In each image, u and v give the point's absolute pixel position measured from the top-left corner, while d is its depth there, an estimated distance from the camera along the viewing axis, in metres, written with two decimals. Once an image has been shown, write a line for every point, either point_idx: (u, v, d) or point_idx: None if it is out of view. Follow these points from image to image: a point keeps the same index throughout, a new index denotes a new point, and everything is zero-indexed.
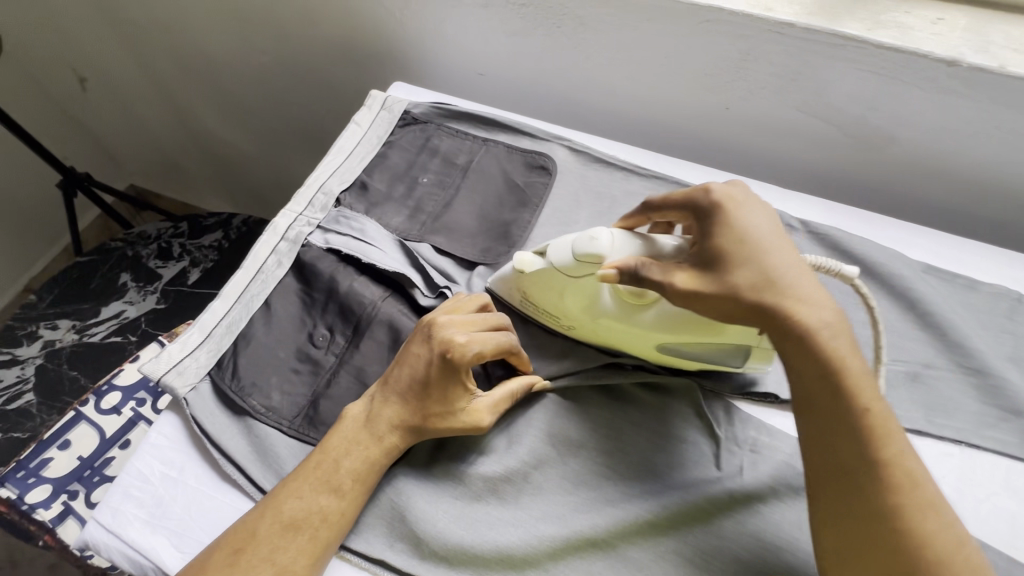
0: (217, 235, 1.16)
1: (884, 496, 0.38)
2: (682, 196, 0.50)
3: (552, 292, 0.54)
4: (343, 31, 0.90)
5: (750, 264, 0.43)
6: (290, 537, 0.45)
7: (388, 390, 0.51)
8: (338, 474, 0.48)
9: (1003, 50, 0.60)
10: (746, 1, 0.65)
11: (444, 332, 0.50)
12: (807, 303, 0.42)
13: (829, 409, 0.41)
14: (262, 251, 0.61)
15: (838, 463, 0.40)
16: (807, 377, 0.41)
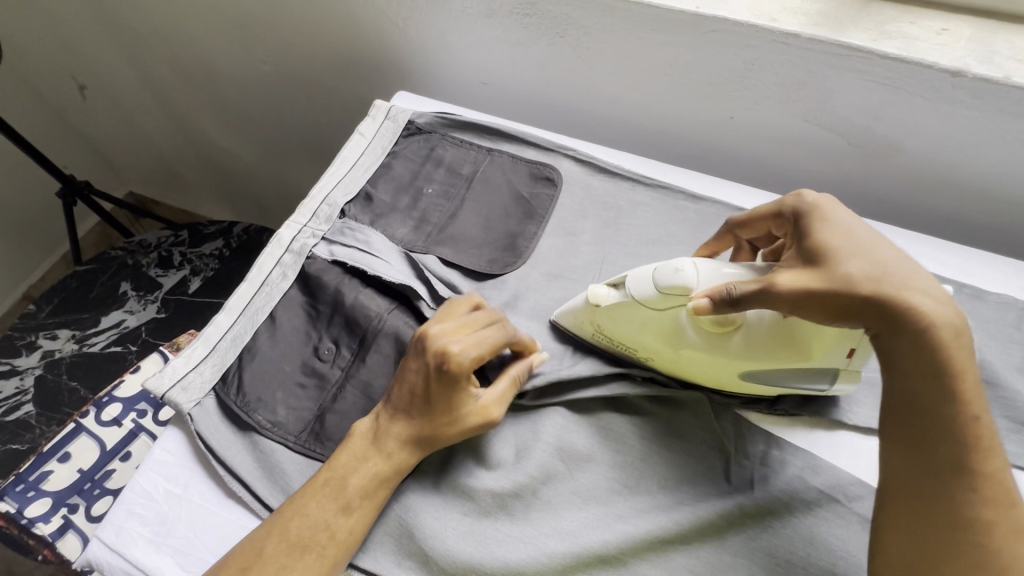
0: (218, 243, 1.15)
1: (970, 503, 0.39)
2: (775, 206, 0.51)
3: (629, 325, 0.53)
4: (346, 39, 0.90)
5: (862, 257, 0.42)
6: (297, 556, 0.45)
7: (391, 404, 0.50)
8: (346, 492, 0.47)
9: (1007, 60, 0.60)
10: (751, 11, 0.65)
11: (439, 342, 0.49)
12: (930, 300, 0.41)
13: (930, 414, 0.40)
14: (267, 262, 0.60)
15: (934, 468, 0.40)
16: (909, 382, 0.41)
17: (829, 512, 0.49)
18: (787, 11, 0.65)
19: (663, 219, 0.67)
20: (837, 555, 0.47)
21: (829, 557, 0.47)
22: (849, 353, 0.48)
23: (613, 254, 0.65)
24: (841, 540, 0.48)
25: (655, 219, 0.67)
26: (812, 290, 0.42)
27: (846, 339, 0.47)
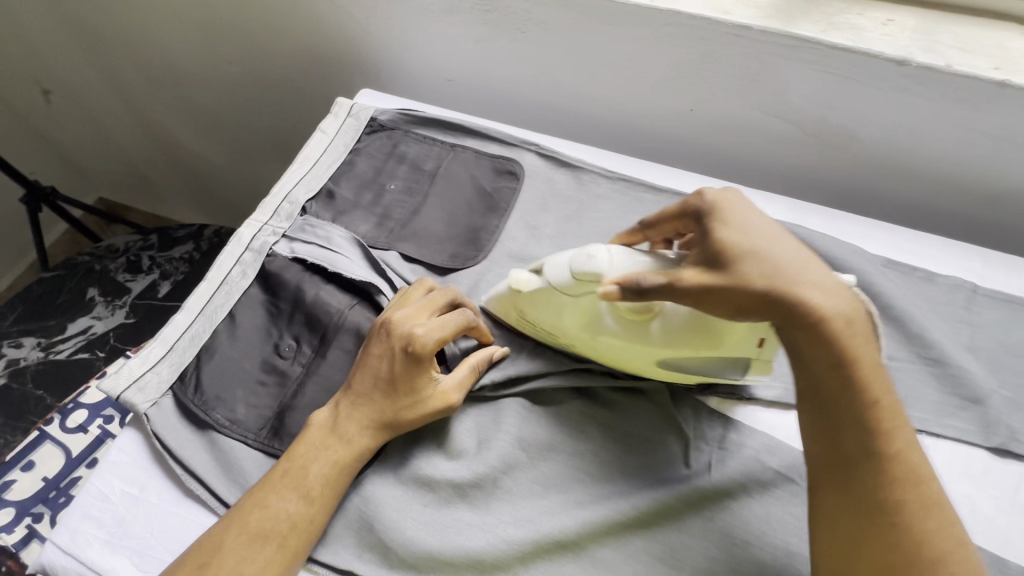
0: (189, 246, 1.15)
1: (878, 486, 0.40)
2: (676, 205, 0.50)
3: (553, 312, 0.52)
4: (311, 38, 0.90)
5: (758, 256, 0.43)
6: (258, 547, 0.45)
7: (353, 391, 0.50)
8: (309, 480, 0.47)
9: (949, 49, 0.62)
10: (705, 4, 0.66)
11: (403, 327, 0.50)
12: (823, 297, 0.42)
13: (836, 404, 0.42)
14: (226, 261, 0.60)
15: (849, 452, 0.41)
16: (819, 374, 0.42)
17: (784, 491, 0.50)
18: (740, 4, 0.66)
19: (625, 210, 0.68)
20: (791, 532, 0.49)
21: (782, 535, 0.48)
22: (759, 342, 0.48)
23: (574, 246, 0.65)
24: (795, 518, 0.49)
25: (617, 211, 0.68)
26: (710, 286, 0.43)
27: (753, 328, 0.47)
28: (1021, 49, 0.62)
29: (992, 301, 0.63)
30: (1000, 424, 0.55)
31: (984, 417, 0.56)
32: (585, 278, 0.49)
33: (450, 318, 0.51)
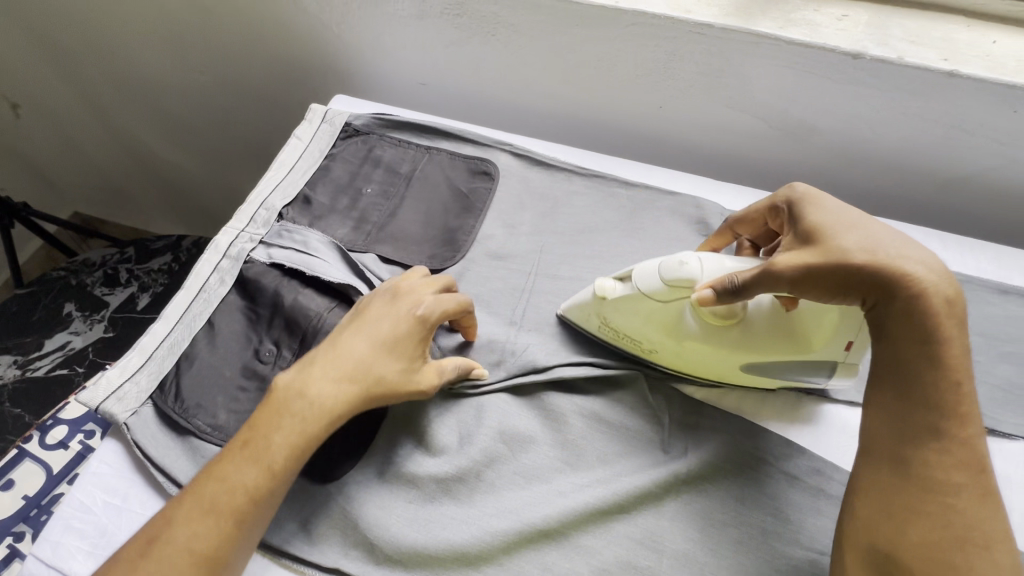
0: (166, 257, 1.15)
1: (943, 466, 0.42)
2: (767, 201, 0.54)
3: (645, 322, 0.53)
4: (285, 45, 0.90)
5: (858, 235, 0.45)
6: (208, 522, 0.43)
7: (330, 354, 0.49)
8: (270, 451, 0.45)
9: (901, 42, 0.64)
10: (668, 4, 0.68)
11: (410, 296, 0.52)
12: (923, 276, 0.43)
13: (916, 383, 0.43)
14: (204, 269, 0.60)
15: (912, 427, 0.43)
16: (902, 354, 0.44)
17: (758, 472, 0.52)
18: (701, 3, 0.68)
19: (600, 207, 0.70)
20: (766, 511, 0.50)
21: (757, 514, 0.50)
22: (846, 343, 0.50)
23: (551, 243, 0.67)
24: (769, 497, 0.51)
25: (592, 207, 0.70)
26: (809, 267, 0.44)
27: (842, 328, 0.49)
28: (967, 41, 0.65)
29: None
30: None
31: None
32: (683, 287, 0.50)
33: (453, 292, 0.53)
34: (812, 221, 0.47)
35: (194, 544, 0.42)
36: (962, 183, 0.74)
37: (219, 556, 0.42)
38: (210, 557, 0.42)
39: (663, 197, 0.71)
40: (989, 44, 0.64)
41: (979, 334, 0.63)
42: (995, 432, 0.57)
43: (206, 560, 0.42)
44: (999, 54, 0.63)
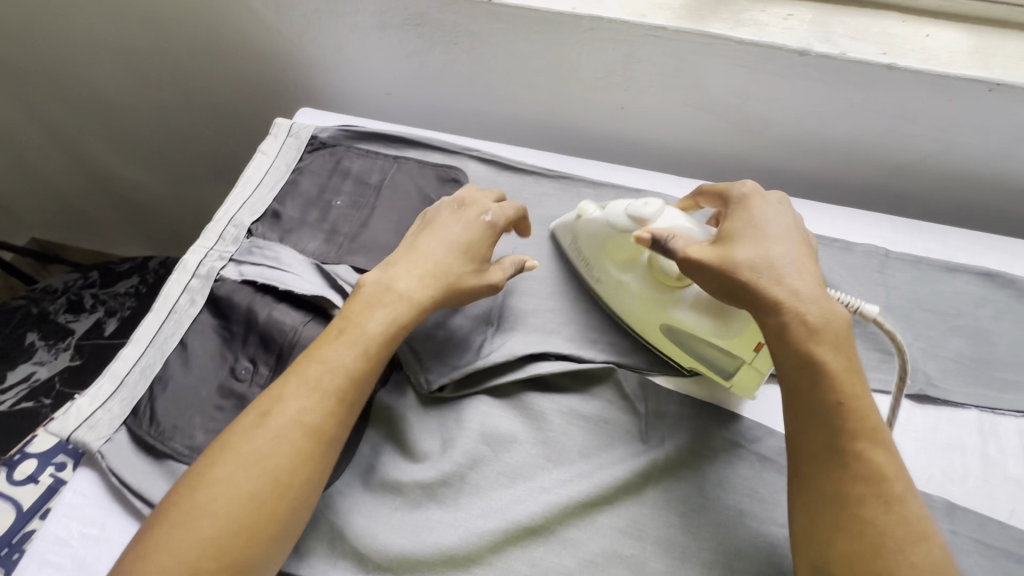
0: (133, 280, 1.13)
1: (846, 478, 0.44)
2: (721, 187, 0.58)
3: (607, 253, 0.60)
4: (245, 59, 0.89)
5: (750, 246, 0.50)
6: (316, 396, 0.49)
7: (414, 254, 0.57)
8: (365, 336, 0.52)
9: (843, 38, 0.68)
10: (623, 9, 0.70)
11: (474, 204, 0.61)
12: (791, 297, 0.47)
13: (806, 401, 0.46)
14: (173, 290, 0.60)
15: (813, 446, 0.46)
16: (790, 375, 0.47)
17: (733, 455, 0.54)
18: (655, 6, 0.70)
19: (568, 207, 0.72)
20: (742, 492, 0.52)
21: (733, 496, 0.52)
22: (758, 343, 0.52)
23: (523, 245, 0.68)
24: (744, 479, 0.53)
25: (560, 208, 0.72)
26: (703, 261, 0.50)
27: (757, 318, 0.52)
28: (903, 35, 0.68)
29: (902, 263, 0.70)
30: (917, 372, 0.61)
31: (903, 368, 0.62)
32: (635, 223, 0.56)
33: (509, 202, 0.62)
34: (726, 228, 0.52)
35: (303, 417, 0.48)
36: (908, 168, 0.78)
37: (330, 430, 0.48)
38: (317, 431, 0.48)
39: (629, 195, 0.73)
40: (923, 38, 0.68)
41: (930, 310, 0.67)
42: (948, 402, 0.60)
43: (316, 432, 0.48)
44: (932, 47, 0.67)
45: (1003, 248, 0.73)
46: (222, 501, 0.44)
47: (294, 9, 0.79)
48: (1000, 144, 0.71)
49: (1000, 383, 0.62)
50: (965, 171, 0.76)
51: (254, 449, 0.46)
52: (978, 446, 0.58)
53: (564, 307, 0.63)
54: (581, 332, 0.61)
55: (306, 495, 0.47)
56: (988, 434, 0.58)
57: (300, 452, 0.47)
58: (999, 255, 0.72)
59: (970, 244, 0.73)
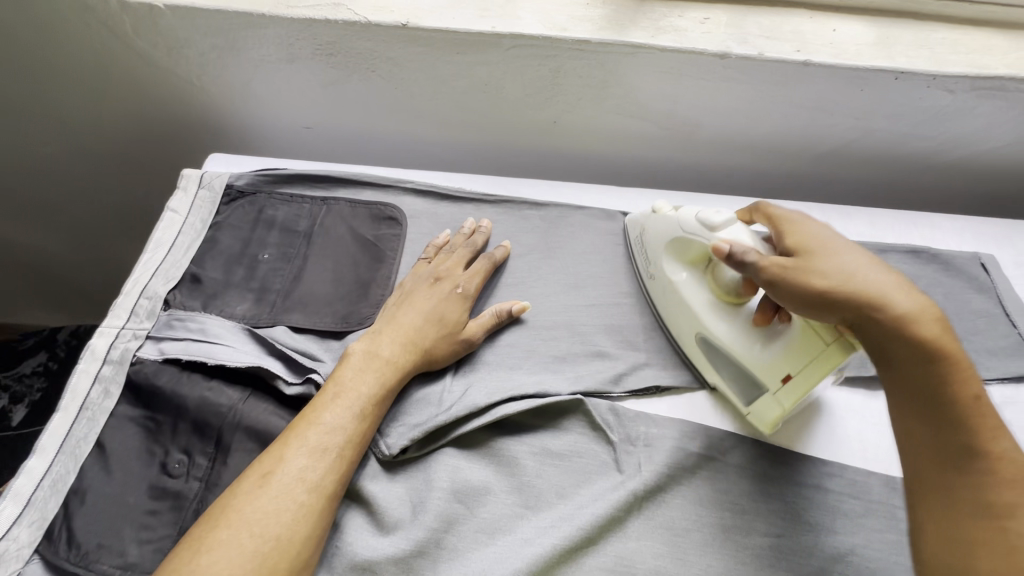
0: (40, 357, 1.00)
1: (988, 485, 0.40)
2: (762, 210, 0.56)
3: (669, 253, 0.60)
4: (141, 102, 0.80)
5: (834, 259, 0.46)
6: (318, 457, 0.46)
7: (393, 324, 0.56)
8: (361, 398, 0.50)
9: (759, 38, 0.69)
10: (544, 23, 0.68)
11: (444, 272, 0.61)
12: (896, 302, 0.43)
13: (931, 403, 0.42)
14: (81, 382, 0.51)
15: (953, 451, 0.41)
16: (903, 378, 0.44)
17: (709, 470, 0.54)
18: (575, 19, 0.69)
19: (513, 232, 0.69)
20: (722, 507, 0.52)
21: (716, 513, 0.51)
22: (787, 374, 0.51)
23: None
24: (723, 492, 0.52)
25: (505, 234, 0.69)
26: (781, 272, 0.47)
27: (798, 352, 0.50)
28: (813, 31, 0.70)
29: None
30: None
31: None
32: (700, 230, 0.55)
33: (476, 266, 0.62)
34: (792, 242, 0.49)
35: (305, 476, 0.45)
36: (830, 155, 0.81)
37: (329, 487, 0.46)
38: (320, 488, 0.46)
39: (573, 211, 0.71)
40: (831, 33, 0.70)
41: None
42: None
43: (317, 490, 0.45)
44: (840, 42, 0.69)
45: (923, 224, 0.77)
46: (223, 563, 0.40)
47: (189, 46, 0.71)
48: (908, 126, 0.75)
49: None
50: (880, 153, 0.80)
51: (257, 509, 0.43)
52: None
53: (523, 339, 0.61)
54: (543, 364, 0.59)
55: (307, 558, 0.44)
56: None
57: (302, 515, 0.44)
58: (921, 231, 0.76)
59: (895, 224, 0.77)
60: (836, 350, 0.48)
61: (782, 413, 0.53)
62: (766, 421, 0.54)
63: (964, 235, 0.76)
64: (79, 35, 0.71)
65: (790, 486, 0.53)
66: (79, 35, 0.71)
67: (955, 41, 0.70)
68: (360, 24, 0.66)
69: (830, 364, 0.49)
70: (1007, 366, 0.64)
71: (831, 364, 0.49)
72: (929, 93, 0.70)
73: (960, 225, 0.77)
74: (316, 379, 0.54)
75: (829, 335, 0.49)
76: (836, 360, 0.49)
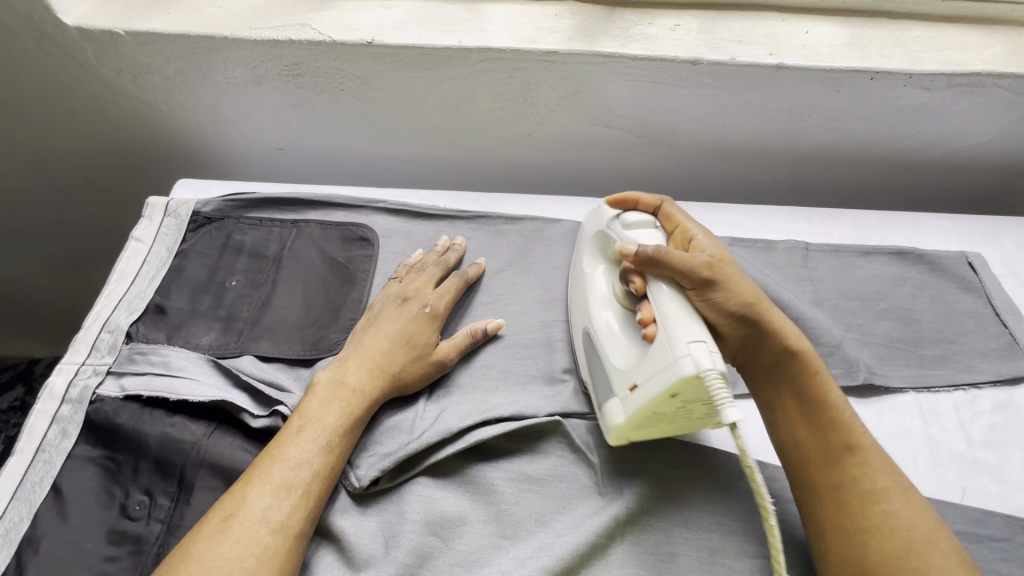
0: (18, 391, 0.99)
1: (866, 476, 0.45)
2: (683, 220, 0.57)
3: (591, 247, 0.60)
4: (109, 129, 0.79)
5: (745, 276, 0.51)
6: (282, 496, 0.44)
7: (361, 349, 0.54)
8: (327, 430, 0.48)
9: (731, 43, 0.67)
10: (511, 36, 0.66)
11: (411, 293, 0.59)
12: (788, 323, 0.50)
13: (807, 409, 0.48)
14: (38, 423, 0.49)
15: (832, 449, 0.46)
16: (786, 388, 0.49)
17: (695, 490, 0.51)
18: (544, 30, 0.67)
19: (488, 248, 0.68)
20: (709, 528, 0.50)
21: (702, 535, 0.49)
22: (633, 385, 0.47)
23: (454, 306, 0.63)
24: (709, 513, 0.50)
25: (480, 250, 0.68)
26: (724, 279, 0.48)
27: (649, 363, 0.46)
28: (786, 34, 0.69)
29: (823, 254, 0.71)
30: (857, 364, 0.61)
31: (846, 360, 0.61)
32: (614, 227, 0.56)
33: (447, 284, 0.61)
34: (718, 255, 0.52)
35: (268, 516, 0.43)
36: (811, 158, 0.80)
37: (295, 526, 0.44)
38: (285, 528, 0.43)
39: (549, 225, 0.70)
40: (804, 35, 0.69)
41: (855, 298, 0.68)
42: (888, 389, 0.61)
43: (283, 530, 0.43)
44: (813, 43, 0.68)
45: (908, 224, 0.76)
46: None
47: (153, 72, 0.70)
48: (888, 126, 0.74)
49: (930, 360, 0.63)
50: (861, 154, 0.79)
51: (216, 556, 0.41)
52: (922, 428, 0.58)
53: (500, 359, 0.59)
54: (519, 384, 0.57)
55: None
56: (928, 414, 0.59)
57: (265, 558, 0.42)
58: (906, 232, 0.75)
59: (879, 225, 0.75)
60: (674, 371, 0.44)
61: (625, 425, 0.49)
62: (618, 435, 0.50)
63: (950, 234, 0.74)
64: (39, 65, 0.69)
65: (778, 504, 0.51)
66: (40, 65, 0.70)
67: (930, 39, 0.69)
68: (325, 43, 0.65)
69: (667, 385, 0.44)
70: (998, 368, 0.62)
71: (667, 385, 0.44)
72: (906, 92, 0.69)
73: (945, 224, 0.75)
74: (284, 410, 0.52)
75: (674, 353, 0.44)
76: (673, 382, 0.44)
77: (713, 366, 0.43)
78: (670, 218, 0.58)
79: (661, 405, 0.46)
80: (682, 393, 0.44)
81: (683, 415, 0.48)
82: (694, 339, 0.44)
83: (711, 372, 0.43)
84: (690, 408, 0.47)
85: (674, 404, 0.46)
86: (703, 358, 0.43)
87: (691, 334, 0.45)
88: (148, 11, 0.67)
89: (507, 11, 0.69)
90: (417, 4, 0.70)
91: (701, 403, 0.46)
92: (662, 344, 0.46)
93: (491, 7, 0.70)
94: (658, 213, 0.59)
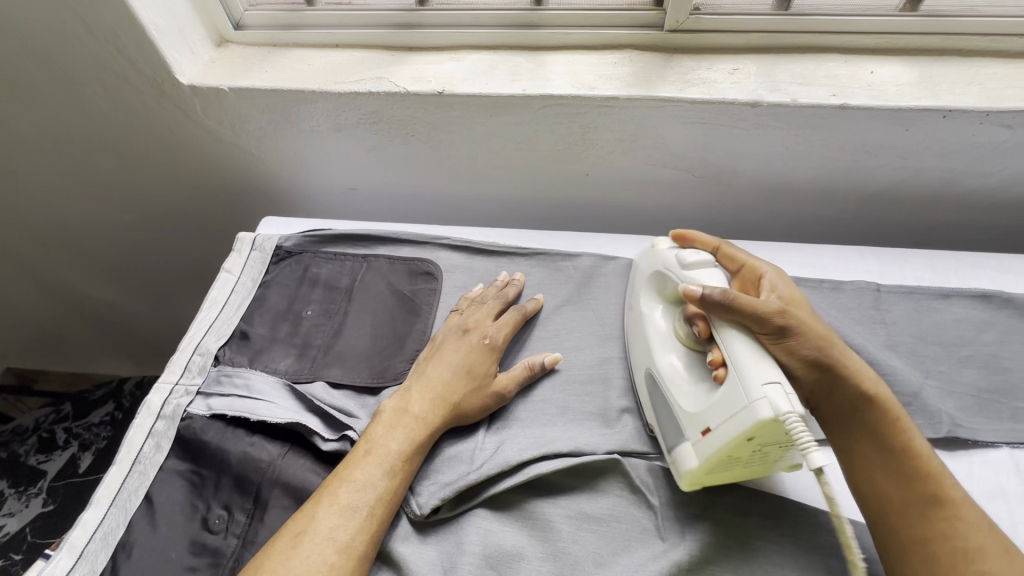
0: (109, 408, 1.09)
1: (956, 533, 0.42)
2: (755, 270, 0.57)
3: (649, 286, 0.60)
4: (206, 171, 0.88)
5: (816, 319, 0.50)
6: (349, 515, 0.46)
7: (423, 379, 0.57)
8: (390, 455, 0.50)
9: (792, 85, 0.68)
10: (573, 83, 0.70)
11: (473, 325, 0.61)
12: (863, 366, 0.48)
13: (889, 458, 0.45)
14: (136, 436, 0.54)
15: (917, 503, 0.44)
16: (861, 437, 0.47)
17: (765, 541, 0.49)
18: (603, 78, 0.70)
19: (547, 284, 0.70)
20: None
21: None
22: (705, 428, 0.47)
23: (513, 346, 0.64)
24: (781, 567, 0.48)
25: (539, 286, 0.70)
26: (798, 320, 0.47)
27: (726, 404, 0.45)
28: (849, 75, 0.69)
29: (896, 296, 0.68)
30: (940, 414, 0.57)
31: (927, 411, 0.57)
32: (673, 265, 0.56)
33: (506, 318, 0.63)
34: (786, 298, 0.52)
35: (336, 536, 0.45)
36: (878, 196, 0.78)
37: (360, 547, 0.46)
38: (350, 548, 0.45)
39: (607, 261, 0.71)
40: (869, 75, 0.68)
41: (934, 342, 0.64)
42: (977, 443, 0.56)
43: (348, 551, 0.45)
44: (879, 83, 0.67)
45: (991, 265, 0.71)
46: None
47: (250, 122, 0.79)
48: (964, 165, 0.71)
49: None
50: (933, 193, 0.76)
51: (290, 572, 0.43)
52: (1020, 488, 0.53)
53: (557, 394, 0.59)
54: (577, 420, 0.57)
55: None
56: None
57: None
58: (990, 273, 0.70)
59: (959, 266, 0.71)
60: (751, 413, 0.43)
61: (698, 470, 0.48)
62: (691, 480, 0.49)
63: None
64: (150, 116, 0.79)
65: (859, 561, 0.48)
66: (153, 116, 0.79)
67: (1008, 75, 0.67)
68: (401, 94, 0.71)
69: (744, 429, 0.43)
70: None
71: (744, 428, 0.43)
72: (984, 130, 0.66)
73: None
74: (353, 435, 0.54)
75: (750, 396, 0.43)
76: (750, 426, 0.43)
77: (791, 410, 0.42)
78: (732, 258, 0.59)
79: (738, 449, 0.45)
80: (760, 436, 0.43)
81: (758, 458, 0.47)
82: (767, 381, 0.43)
83: (790, 415, 0.41)
84: (766, 452, 0.46)
85: (751, 447, 0.45)
86: (781, 401, 0.42)
87: (765, 375, 0.44)
88: (249, 70, 0.76)
89: (568, 61, 0.74)
90: (483, 56, 0.75)
91: (777, 445, 0.45)
92: (734, 385, 0.45)
93: (554, 57, 0.75)
94: (717, 254, 0.60)
